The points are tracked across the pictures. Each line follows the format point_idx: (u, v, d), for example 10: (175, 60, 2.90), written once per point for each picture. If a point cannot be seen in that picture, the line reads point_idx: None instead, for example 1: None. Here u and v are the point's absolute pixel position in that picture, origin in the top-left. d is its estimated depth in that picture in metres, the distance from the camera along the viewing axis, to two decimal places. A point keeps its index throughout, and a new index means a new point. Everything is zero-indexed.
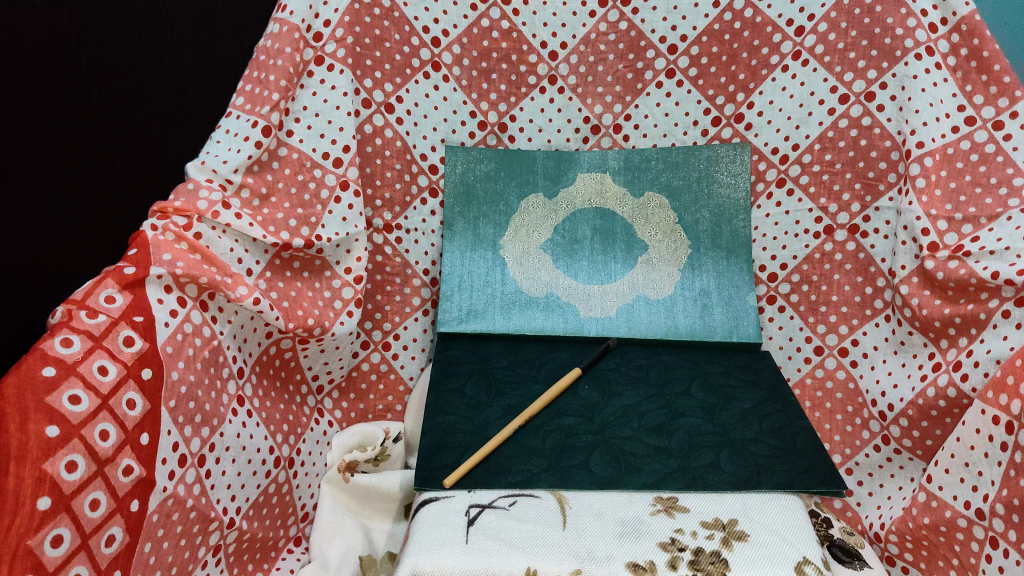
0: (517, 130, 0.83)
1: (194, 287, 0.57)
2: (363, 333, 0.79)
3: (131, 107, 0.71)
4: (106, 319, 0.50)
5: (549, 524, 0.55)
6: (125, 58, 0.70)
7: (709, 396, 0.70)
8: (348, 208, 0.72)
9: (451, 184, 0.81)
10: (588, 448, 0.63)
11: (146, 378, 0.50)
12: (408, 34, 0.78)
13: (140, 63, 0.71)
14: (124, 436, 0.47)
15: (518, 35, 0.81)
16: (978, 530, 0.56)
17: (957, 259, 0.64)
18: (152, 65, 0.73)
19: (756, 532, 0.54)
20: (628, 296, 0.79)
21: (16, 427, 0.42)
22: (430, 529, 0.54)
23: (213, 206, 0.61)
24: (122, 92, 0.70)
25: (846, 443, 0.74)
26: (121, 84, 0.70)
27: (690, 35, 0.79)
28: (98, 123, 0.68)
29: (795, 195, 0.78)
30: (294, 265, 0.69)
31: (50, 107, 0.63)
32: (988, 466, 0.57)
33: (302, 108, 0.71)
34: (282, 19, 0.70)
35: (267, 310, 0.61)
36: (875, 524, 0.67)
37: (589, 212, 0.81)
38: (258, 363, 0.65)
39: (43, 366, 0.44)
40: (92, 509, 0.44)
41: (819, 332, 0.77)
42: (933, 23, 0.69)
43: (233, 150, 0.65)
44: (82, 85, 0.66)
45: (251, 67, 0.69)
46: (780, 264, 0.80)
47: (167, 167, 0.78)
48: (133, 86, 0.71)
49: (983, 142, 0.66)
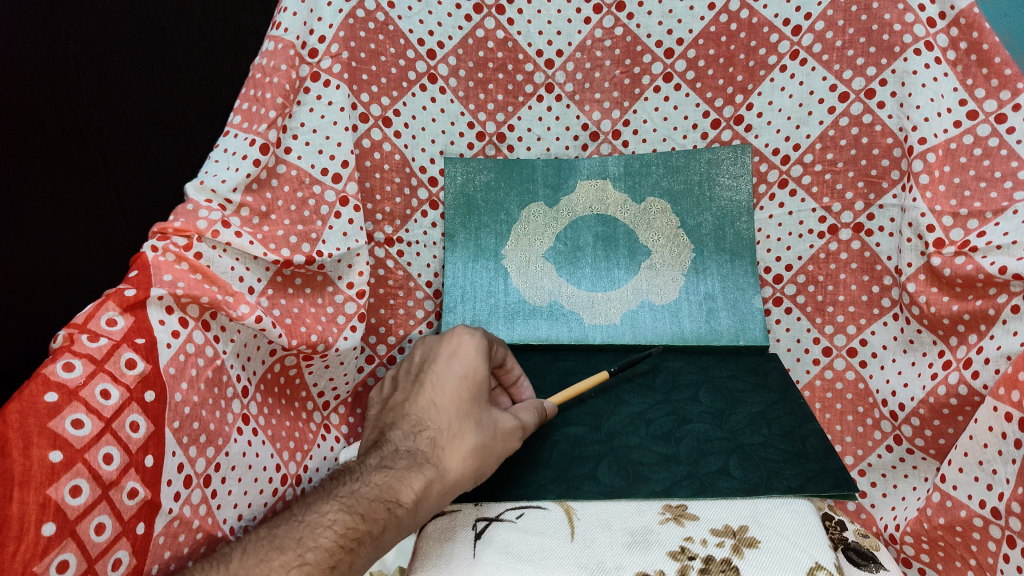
0: (516, 139, 0.83)
1: (196, 307, 0.56)
2: (367, 348, 0.77)
3: (70, 113, 0.72)
4: (108, 341, 0.49)
5: (556, 536, 0.54)
6: (69, 77, 0.71)
7: (717, 401, 0.69)
8: (348, 223, 0.72)
9: (451, 195, 0.81)
10: (596, 458, 0.64)
11: (149, 400, 0.49)
12: (404, 47, 0.78)
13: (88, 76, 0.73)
14: (129, 459, 0.47)
15: (513, 44, 0.81)
16: (994, 530, 0.56)
17: (963, 255, 0.64)
18: (91, 75, 0.73)
19: (767, 538, 0.54)
20: (633, 302, 0.78)
21: (19, 453, 0.42)
22: (437, 544, 0.54)
23: (213, 225, 0.60)
24: (86, 108, 0.73)
25: (858, 444, 0.72)
26: (75, 96, 0.72)
27: (687, 38, 0.79)
28: (44, 125, 0.70)
29: (798, 195, 0.78)
30: (296, 282, 0.68)
31: (55, 140, 0.71)
32: (1002, 464, 0.56)
33: (299, 124, 0.71)
34: (277, 36, 0.69)
35: (269, 328, 0.61)
36: (890, 525, 0.66)
37: (590, 219, 0.81)
38: (264, 381, 0.64)
39: (45, 392, 0.44)
40: (98, 534, 0.44)
41: (827, 332, 0.76)
42: (931, 17, 0.67)
43: (232, 169, 0.64)
44: (56, 112, 0.71)
45: (248, 85, 0.69)
46: (785, 265, 0.79)
47: (92, 175, 0.75)
48: (54, 95, 0.70)
49: (986, 136, 0.65)
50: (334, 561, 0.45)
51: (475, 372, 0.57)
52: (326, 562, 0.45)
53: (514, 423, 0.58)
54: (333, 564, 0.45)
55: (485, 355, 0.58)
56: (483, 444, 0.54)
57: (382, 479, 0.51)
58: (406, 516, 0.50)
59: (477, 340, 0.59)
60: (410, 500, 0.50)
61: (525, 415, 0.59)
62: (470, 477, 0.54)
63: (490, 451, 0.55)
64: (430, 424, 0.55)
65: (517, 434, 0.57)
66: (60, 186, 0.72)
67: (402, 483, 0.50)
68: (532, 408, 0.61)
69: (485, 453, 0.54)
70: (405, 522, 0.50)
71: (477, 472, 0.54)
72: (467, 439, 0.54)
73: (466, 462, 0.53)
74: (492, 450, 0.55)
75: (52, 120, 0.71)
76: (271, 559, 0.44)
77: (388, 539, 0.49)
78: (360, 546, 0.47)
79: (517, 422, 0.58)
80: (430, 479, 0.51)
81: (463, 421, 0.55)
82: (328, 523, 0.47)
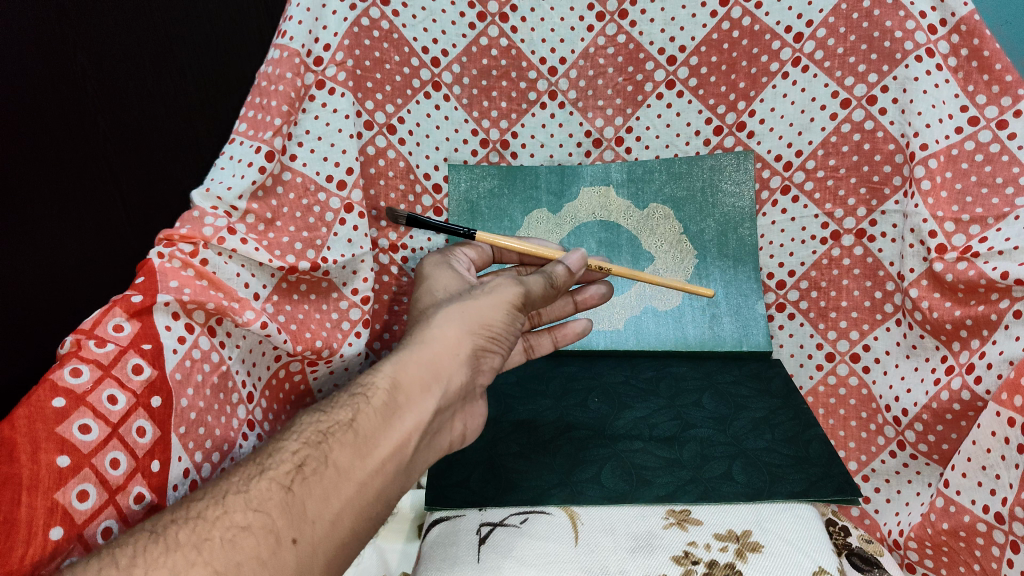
0: (519, 146, 0.84)
1: (202, 313, 0.57)
2: (373, 353, 0.79)
3: (78, 121, 0.74)
4: (115, 347, 0.49)
5: (560, 540, 0.55)
6: (79, 89, 0.74)
7: (721, 406, 0.69)
8: (354, 230, 0.72)
9: (455, 202, 0.81)
10: (600, 461, 0.64)
11: (155, 406, 0.50)
12: (408, 55, 0.79)
13: (94, 86, 0.75)
14: (135, 464, 0.47)
15: (516, 52, 0.81)
16: (998, 534, 0.56)
17: (966, 260, 0.64)
18: (97, 82, 0.75)
19: (770, 542, 0.54)
20: (636, 308, 0.79)
21: (27, 457, 0.42)
22: (442, 548, 0.55)
23: (219, 232, 0.60)
24: (90, 115, 0.75)
25: (861, 450, 0.73)
26: (81, 102, 0.74)
27: (689, 45, 0.79)
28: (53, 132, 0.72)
29: (801, 201, 0.78)
30: (301, 288, 0.69)
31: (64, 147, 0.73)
32: (1006, 469, 0.56)
33: (305, 131, 0.71)
34: (282, 45, 0.70)
35: (275, 334, 0.61)
36: (894, 531, 0.66)
37: (593, 225, 0.81)
38: (268, 388, 0.65)
39: (53, 398, 0.44)
40: (104, 538, 0.44)
41: (830, 338, 0.77)
42: (932, 25, 0.68)
43: (237, 176, 0.64)
44: (69, 123, 0.73)
45: (253, 93, 0.70)
46: (787, 271, 0.79)
47: (95, 181, 0.77)
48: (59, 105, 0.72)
49: (987, 142, 0.65)
50: (300, 459, 0.43)
51: (428, 277, 0.64)
52: (292, 462, 0.43)
53: (492, 284, 0.58)
54: (301, 462, 0.43)
55: (438, 264, 0.65)
56: (449, 316, 0.55)
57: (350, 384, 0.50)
58: (378, 403, 0.48)
59: (428, 257, 0.67)
60: (375, 388, 0.49)
61: (502, 278, 0.59)
62: (454, 349, 0.53)
63: (458, 315, 0.54)
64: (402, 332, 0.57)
65: (488, 292, 0.57)
66: (66, 194, 0.74)
67: (368, 380, 0.50)
68: (542, 270, 0.61)
69: (451, 319, 0.54)
70: (381, 407, 0.48)
71: (453, 341, 0.53)
72: (435, 319, 0.55)
73: (431, 339, 0.53)
74: (460, 313, 0.54)
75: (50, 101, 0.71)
76: (232, 474, 0.43)
77: (370, 427, 0.47)
78: (330, 439, 0.45)
79: (484, 286, 0.58)
80: (396, 363, 0.51)
81: (423, 313, 0.57)
82: (294, 427, 0.47)
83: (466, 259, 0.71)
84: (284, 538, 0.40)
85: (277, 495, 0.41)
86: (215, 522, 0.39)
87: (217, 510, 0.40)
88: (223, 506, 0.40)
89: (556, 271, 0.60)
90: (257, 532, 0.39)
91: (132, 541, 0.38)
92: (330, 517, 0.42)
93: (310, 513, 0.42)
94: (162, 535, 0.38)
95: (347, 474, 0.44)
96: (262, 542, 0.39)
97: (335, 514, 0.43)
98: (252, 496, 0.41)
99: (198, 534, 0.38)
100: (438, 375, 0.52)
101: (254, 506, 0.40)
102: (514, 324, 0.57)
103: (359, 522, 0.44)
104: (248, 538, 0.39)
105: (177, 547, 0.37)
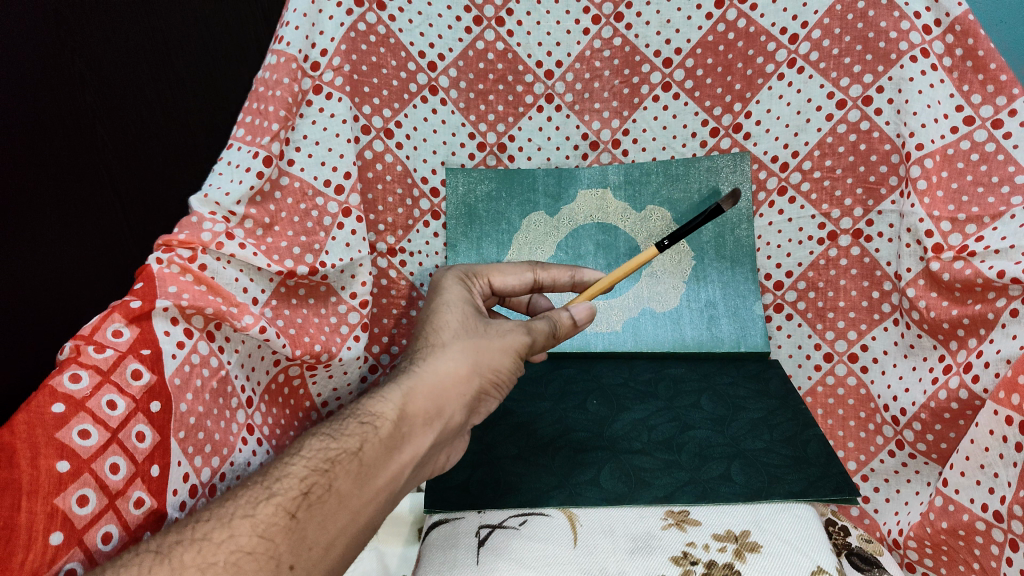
0: (516, 149, 0.84)
1: (201, 318, 0.57)
2: (370, 357, 0.78)
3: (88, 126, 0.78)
4: (114, 353, 0.49)
5: (560, 542, 0.55)
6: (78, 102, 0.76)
7: (719, 407, 0.70)
8: (352, 234, 0.72)
9: (451, 205, 0.82)
10: (599, 463, 0.64)
11: (154, 411, 0.50)
12: (404, 59, 0.79)
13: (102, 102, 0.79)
14: (135, 469, 0.47)
15: (513, 55, 0.82)
16: (997, 533, 0.56)
17: (962, 259, 0.64)
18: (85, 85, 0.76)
19: (769, 542, 0.54)
20: (633, 309, 0.79)
21: (28, 462, 0.42)
22: (441, 551, 0.55)
23: (217, 237, 0.60)
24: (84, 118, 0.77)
25: (860, 450, 0.73)
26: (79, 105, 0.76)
27: (684, 48, 0.80)
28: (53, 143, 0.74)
29: (797, 202, 0.78)
30: (300, 292, 0.69)
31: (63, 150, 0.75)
32: (1003, 468, 0.56)
33: (302, 136, 0.71)
34: (279, 50, 0.70)
35: (273, 338, 0.61)
36: (893, 530, 0.66)
37: (590, 228, 0.82)
38: (268, 391, 0.65)
39: (52, 403, 0.45)
40: (104, 542, 0.44)
41: (829, 338, 0.77)
42: (927, 25, 0.68)
43: (235, 181, 0.64)
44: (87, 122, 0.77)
45: (251, 98, 0.69)
46: (785, 272, 0.79)
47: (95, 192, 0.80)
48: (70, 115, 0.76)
49: (982, 142, 0.65)
50: (306, 486, 0.44)
51: (441, 290, 0.60)
52: (298, 488, 0.43)
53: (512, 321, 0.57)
54: (306, 489, 0.44)
55: (456, 278, 0.61)
56: (463, 347, 0.54)
57: (355, 407, 0.50)
58: (385, 434, 0.48)
59: (445, 271, 0.63)
60: (383, 419, 0.49)
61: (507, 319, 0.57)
62: (462, 381, 0.53)
63: (470, 348, 0.54)
64: (410, 352, 0.55)
65: (499, 330, 0.56)
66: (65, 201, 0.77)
67: (378, 407, 0.50)
68: (545, 314, 0.58)
69: (463, 352, 0.54)
70: (387, 439, 0.48)
71: (462, 377, 0.53)
72: (449, 347, 0.54)
73: (441, 370, 0.53)
74: (475, 350, 0.54)
75: (53, 115, 0.74)
76: (239, 496, 0.43)
77: (374, 458, 0.47)
78: (336, 467, 0.45)
79: (496, 323, 0.57)
80: (404, 392, 0.51)
81: (436, 336, 0.55)
82: (301, 452, 0.46)
83: (485, 286, 0.64)
84: (284, 564, 0.40)
85: (283, 522, 0.41)
86: (221, 545, 0.39)
87: (223, 532, 0.40)
88: (229, 528, 0.40)
89: (560, 320, 0.57)
90: (260, 557, 0.40)
91: (137, 560, 0.38)
92: (326, 544, 0.43)
93: (310, 540, 0.42)
94: (167, 556, 0.38)
95: (346, 504, 0.45)
96: (264, 568, 0.39)
97: (331, 542, 0.43)
98: (258, 520, 0.41)
99: (204, 556, 0.38)
100: (442, 408, 0.52)
101: (259, 531, 0.40)
102: (518, 368, 0.57)
103: (349, 551, 0.45)
104: (252, 563, 0.39)
105: (184, 569, 0.37)
